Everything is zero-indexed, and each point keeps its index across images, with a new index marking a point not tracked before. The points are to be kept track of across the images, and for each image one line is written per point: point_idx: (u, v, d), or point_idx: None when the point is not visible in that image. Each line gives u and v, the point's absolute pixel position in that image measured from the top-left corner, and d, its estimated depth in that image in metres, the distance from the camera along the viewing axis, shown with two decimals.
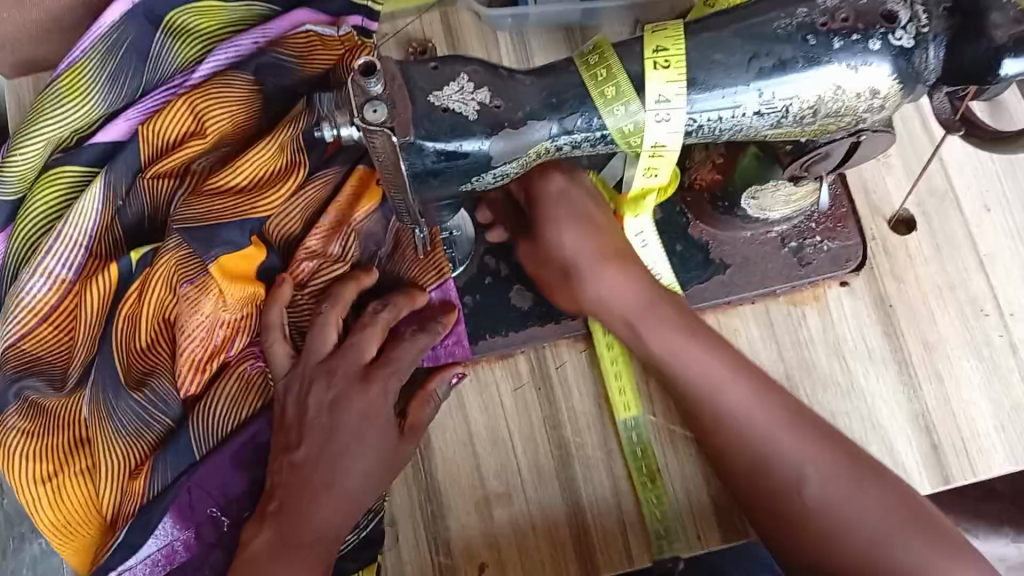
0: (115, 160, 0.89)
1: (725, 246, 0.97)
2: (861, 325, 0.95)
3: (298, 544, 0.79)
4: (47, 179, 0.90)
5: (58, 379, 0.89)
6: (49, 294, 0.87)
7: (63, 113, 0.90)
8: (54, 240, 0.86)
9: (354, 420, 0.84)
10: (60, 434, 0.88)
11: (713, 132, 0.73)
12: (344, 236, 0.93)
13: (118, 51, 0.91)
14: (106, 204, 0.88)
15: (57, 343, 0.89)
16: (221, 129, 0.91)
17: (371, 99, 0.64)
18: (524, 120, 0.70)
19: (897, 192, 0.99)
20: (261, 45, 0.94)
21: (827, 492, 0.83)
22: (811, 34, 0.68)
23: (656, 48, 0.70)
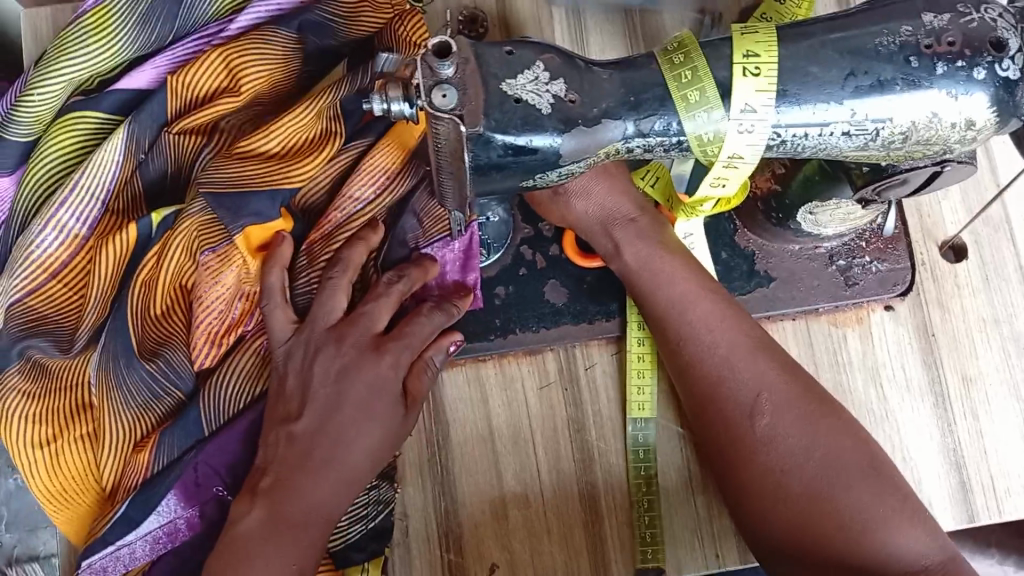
0: (141, 111, 0.83)
1: (772, 258, 0.93)
2: (901, 351, 0.93)
3: (290, 523, 0.75)
4: (62, 125, 0.84)
5: (63, 338, 0.84)
6: (60, 250, 0.81)
7: (87, 53, 0.84)
8: (67, 193, 0.80)
9: (361, 391, 0.80)
10: (62, 397, 0.84)
11: (796, 148, 0.69)
12: (377, 182, 0.85)
13: None
14: (127, 157, 0.83)
15: (68, 302, 0.83)
16: (256, 86, 0.86)
17: (441, 83, 0.60)
18: (599, 118, 0.65)
19: (953, 220, 0.96)
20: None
21: (784, 428, 0.77)
22: (914, 56, 0.64)
23: (746, 53, 0.65)
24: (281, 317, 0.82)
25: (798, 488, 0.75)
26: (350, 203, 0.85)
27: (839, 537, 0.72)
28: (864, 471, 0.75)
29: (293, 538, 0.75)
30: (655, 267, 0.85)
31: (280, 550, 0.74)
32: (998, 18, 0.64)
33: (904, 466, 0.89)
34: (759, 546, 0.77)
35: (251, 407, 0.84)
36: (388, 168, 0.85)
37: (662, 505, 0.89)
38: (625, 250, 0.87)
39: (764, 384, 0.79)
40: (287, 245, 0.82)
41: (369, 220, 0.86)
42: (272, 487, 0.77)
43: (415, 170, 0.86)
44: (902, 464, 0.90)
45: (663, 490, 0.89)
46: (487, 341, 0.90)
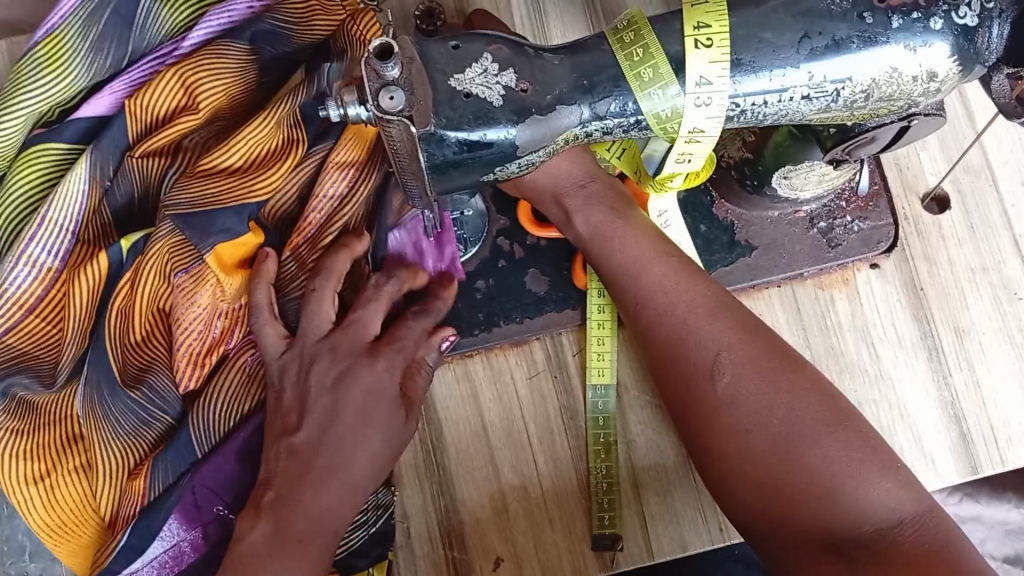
0: (101, 137, 0.83)
1: (752, 227, 0.92)
2: (890, 308, 0.92)
3: (297, 538, 0.74)
4: (26, 157, 0.84)
5: (47, 373, 0.84)
6: (34, 286, 0.81)
7: (41, 85, 0.83)
8: (37, 227, 0.80)
9: (359, 397, 0.79)
10: (51, 431, 0.83)
11: (757, 117, 0.67)
12: (344, 177, 0.85)
13: (100, 17, 0.84)
14: (92, 186, 0.82)
15: (47, 336, 0.83)
16: (214, 102, 0.85)
17: (388, 85, 0.59)
18: (553, 105, 0.64)
19: (932, 170, 0.94)
20: (256, 10, 0.87)
21: (746, 386, 0.73)
22: (868, 12, 0.62)
23: (697, 25, 0.64)
24: (269, 330, 0.82)
25: (760, 444, 0.70)
26: (325, 201, 0.85)
27: (807, 495, 0.68)
28: (827, 417, 0.71)
29: (300, 551, 0.74)
30: (618, 229, 0.84)
31: (289, 562, 0.73)
32: None
33: (903, 423, 0.89)
34: (732, 510, 0.73)
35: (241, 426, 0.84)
36: (355, 161, 0.85)
37: (662, 483, 0.89)
38: (576, 221, 0.85)
39: (719, 345, 0.75)
40: (271, 261, 0.82)
41: (349, 217, 0.86)
42: (278, 501, 0.76)
43: (380, 158, 0.86)
44: (900, 422, 0.89)
45: (660, 473, 0.89)
46: (472, 337, 0.90)
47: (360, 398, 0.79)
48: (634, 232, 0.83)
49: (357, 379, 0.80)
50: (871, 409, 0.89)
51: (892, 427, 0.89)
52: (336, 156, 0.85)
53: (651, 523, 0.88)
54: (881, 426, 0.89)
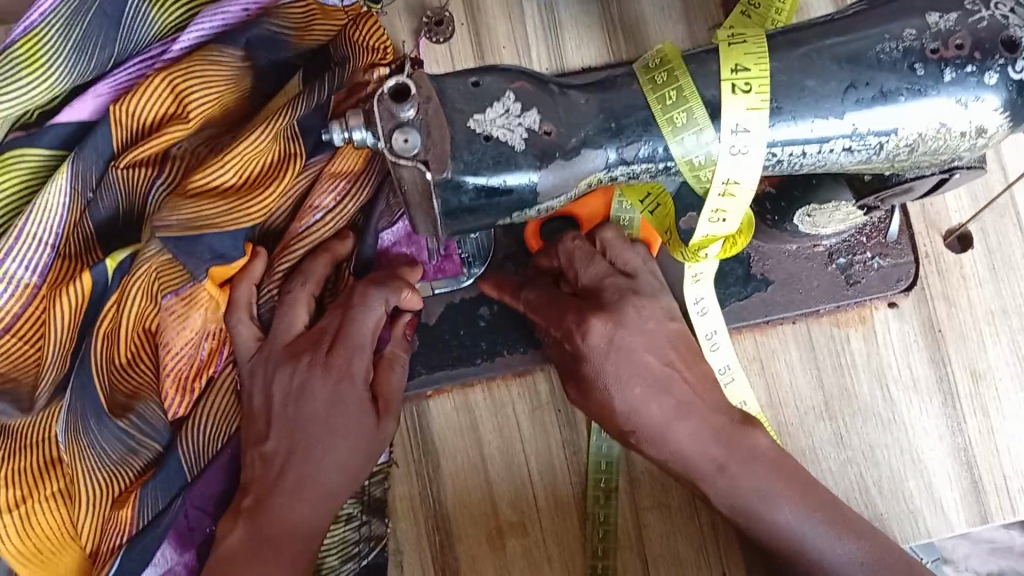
0: (83, 145, 0.76)
1: (768, 260, 0.87)
2: (907, 351, 0.89)
3: (274, 538, 0.71)
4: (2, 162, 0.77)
5: (25, 402, 0.77)
6: (11, 303, 0.75)
7: (21, 87, 0.76)
8: (13, 240, 0.74)
9: (322, 410, 0.74)
10: (27, 456, 0.79)
11: (793, 166, 0.63)
12: (338, 188, 0.80)
13: (84, 16, 0.77)
14: (73, 198, 0.76)
15: (25, 357, 0.78)
16: (205, 111, 0.80)
17: (402, 125, 0.54)
18: (577, 149, 0.59)
19: (957, 208, 0.91)
20: (253, 13, 0.80)
21: (732, 487, 0.73)
22: (919, 63, 0.58)
23: (735, 67, 0.59)
24: (247, 330, 0.78)
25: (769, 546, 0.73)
26: (315, 212, 0.80)
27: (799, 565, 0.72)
28: (835, 525, 0.72)
29: (275, 553, 0.70)
30: (636, 305, 0.75)
31: (268, 564, 0.69)
32: (1009, 14, 0.58)
33: (914, 469, 0.86)
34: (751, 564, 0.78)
35: (223, 449, 0.80)
36: (351, 172, 0.80)
37: (666, 521, 0.86)
38: (582, 270, 0.77)
39: (734, 460, 0.73)
40: (260, 262, 0.78)
41: (334, 230, 0.81)
42: (256, 507, 0.72)
43: (377, 172, 0.81)
44: (911, 468, 0.86)
45: (664, 512, 0.86)
46: (473, 366, 0.86)
47: (321, 408, 0.74)
48: (659, 319, 0.76)
49: (326, 390, 0.74)
50: (883, 454, 0.87)
51: (903, 472, 0.86)
52: (331, 167, 0.80)
53: (652, 564, 0.85)
54: (890, 473, 0.86)
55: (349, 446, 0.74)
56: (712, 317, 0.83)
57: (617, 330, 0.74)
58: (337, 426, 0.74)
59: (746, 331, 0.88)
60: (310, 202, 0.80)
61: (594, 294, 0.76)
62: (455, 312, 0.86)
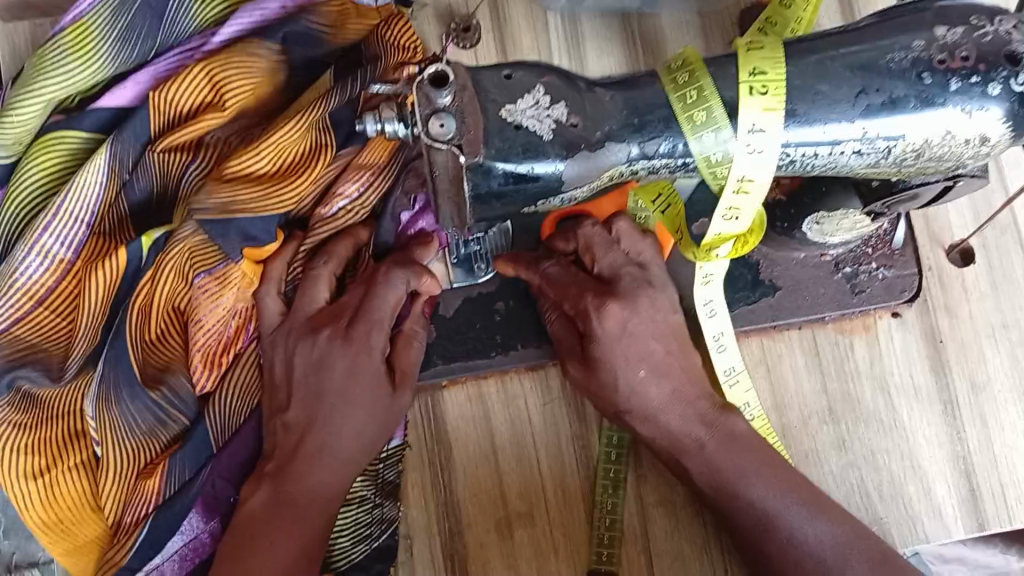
0: (123, 128, 0.80)
1: (777, 266, 0.90)
2: (908, 360, 0.91)
3: (293, 502, 0.74)
4: (43, 145, 0.81)
5: (55, 368, 0.81)
6: (44, 276, 0.78)
7: (66, 71, 0.81)
8: (51, 216, 0.77)
9: (340, 380, 0.77)
10: (55, 426, 0.82)
11: (805, 167, 0.67)
12: (365, 178, 0.83)
13: (130, 7, 0.81)
14: (111, 177, 0.80)
15: (56, 330, 0.81)
16: (240, 101, 0.83)
17: (438, 112, 0.58)
18: (601, 142, 0.62)
19: (960, 224, 0.94)
20: (290, 10, 0.85)
21: (714, 464, 0.76)
22: (927, 72, 0.62)
23: (753, 71, 0.63)
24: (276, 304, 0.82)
25: (747, 524, 0.75)
26: (342, 200, 0.83)
27: (767, 543, 0.74)
28: (810, 505, 0.75)
29: (297, 514, 0.74)
30: (650, 295, 0.79)
31: (284, 527, 0.73)
32: (1012, 29, 0.62)
33: (914, 474, 0.88)
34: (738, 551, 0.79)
35: (245, 421, 0.83)
36: (377, 163, 0.83)
37: (670, 517, 0.88)
38: (601, 254, 0.79)
39: (725, 444, 0.76)
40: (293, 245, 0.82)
41: (357, 219, 0.84)
42: (278, 472, 0.75)
43: (404, 163, 0.83)
44: (910, 474, 0.88)
45: (667, 508, 0.88)
46: (488, 358, 0.88)
47: (339, 380, 0.77)
48: (666, 311, 0.79)
49: (336, 363, 0.77)
50: (883, 459, 0.89)
51: (902, 478, 0.88)
52: (359, 158, 0.83)
53: (656, 558, 0.87)
54: (890, 479, 0.88)
55: (366, 415, 0.77)
56: (720, 320, 0.86)
57: (631, 316, 0.77)
58: (354, 397, 0.77)
59: (754, 334, 0.91)
60: (338, 190, 0.83)
61: (611, 281, 0.78)
62: (472, 305, 0.89)
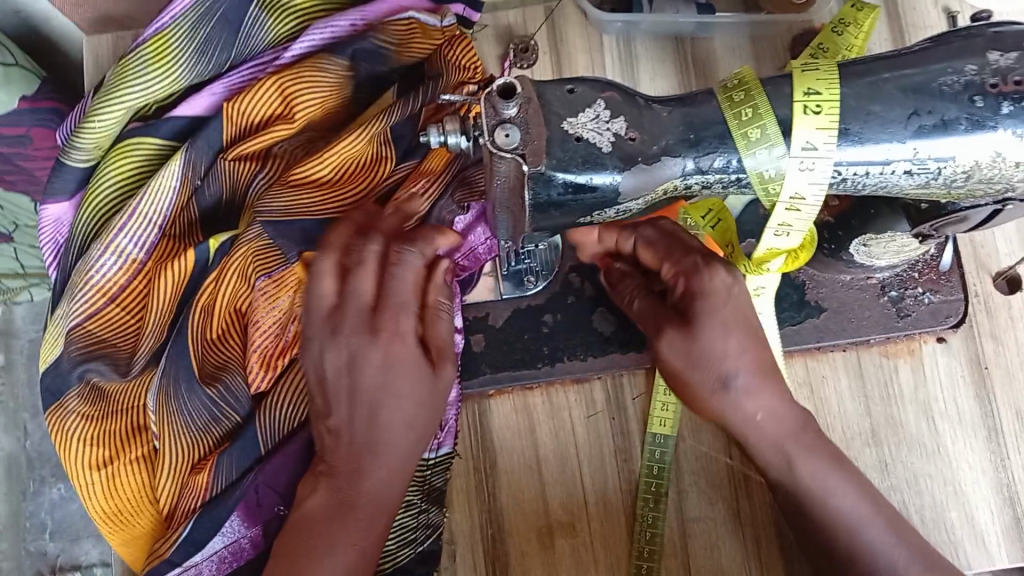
0: (197, 137, 0.85)
1: (822, 288, 0.91)
2: (953, 385, 0.91)
3: (347, 506, 0.71)
4: (120, 151, 0.86)
5: (121, 362, 0.86)
6: (117, 274, 0.84)
7: (146, 80, 0.85)
8: (127, 219, 0.83)
9: (375, 373, 0.70)
10: (119, 420, 0.85)
11: (856, 186, 0.68)
12: (423, 184, 0.86)
13: (209, 20, 0.86)
14: (183, 184, 0.85)
15: (125, 325, 0.86)
16: (309, 113, 0.87)
17: (504, 123, 0.60)
18: (658, 155, 0.65)
19: (1007, 251, 0.95)
20: (359, 29, 0.89)
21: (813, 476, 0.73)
22: (979, 95, 0.63)
23: (808, 91, 0.65)
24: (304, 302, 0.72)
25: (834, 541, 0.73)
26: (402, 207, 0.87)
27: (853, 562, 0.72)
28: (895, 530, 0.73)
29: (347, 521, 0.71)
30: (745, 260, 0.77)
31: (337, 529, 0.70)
32: None
33: (958, 500, 0.88)
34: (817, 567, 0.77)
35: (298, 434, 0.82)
36: (434, 172, 0.87)
37: (711, 534, 0.88)
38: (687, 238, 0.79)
39: (800, 452, 0.73)
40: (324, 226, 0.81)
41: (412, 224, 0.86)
42: (331, 473, 0.73)
43: (458, 172, 0.87)
44: (954, 500, 0.88)
45: (708, 526, 0.88)
46: (534, 370, 0.90)
47: (375, 375, 0.70)
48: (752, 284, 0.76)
49: (368, 356, 0.70)
50: (926, 483, 0.88)
51: (945, 503, 0.88)
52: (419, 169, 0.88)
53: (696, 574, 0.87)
54: (934, 503, 0.88)
55: (413, 405, 0.71)
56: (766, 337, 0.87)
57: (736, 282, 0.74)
58: (396, 387, 0.70)
59: (798, 354, 0.92)
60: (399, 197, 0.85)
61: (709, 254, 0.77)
62: (520, 317, 0.91)
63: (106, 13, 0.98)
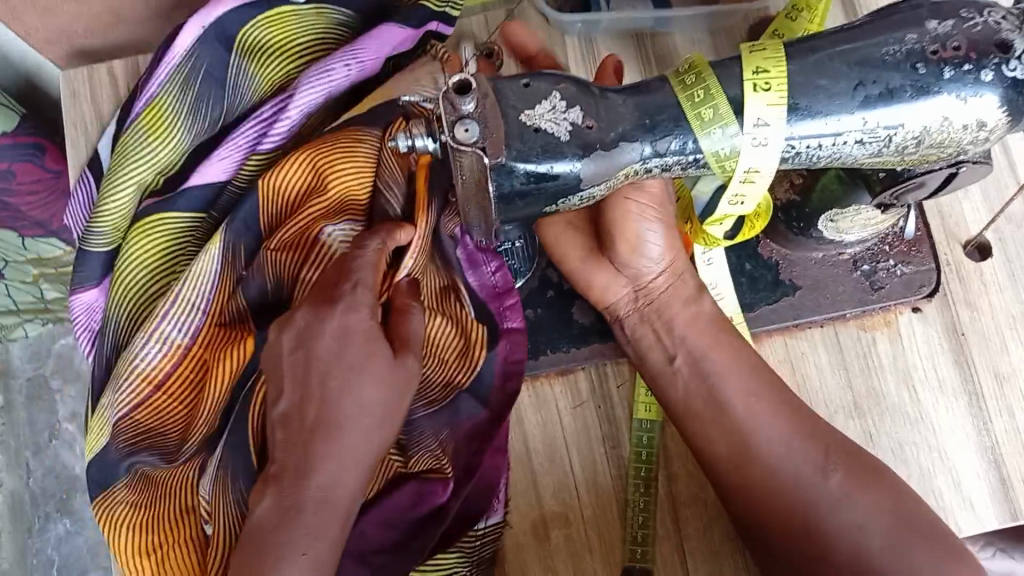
0: (234, 217, 0.84)
1: (796, 266, 0.93)
2: (931, 353, 0.93)
3: (299, 507, 0.69)
4: (145, 226, 0.86)
5: (170, 450, 0.84)
6: (162, 361, 0.81)
7: (148, 153, 0.87)
8: (170, 304, 0.81)
9: (331, 347, 0.72)
10: (167, 503, 0.82)
11: (810, 159, 0.70)
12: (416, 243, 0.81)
13: (195, 78, 0.88)
14: (224, 273, 0.83)
15: (174, 413, 0.83)
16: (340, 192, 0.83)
17: (463, 118, 0.62)
18: (615, 142, 0.67)
19: (974, 219, 0.96)
20: (353, 70, 0.89)
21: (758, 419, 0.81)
22: (921, 62, 0.65)
23: (756, 69, 0.67)
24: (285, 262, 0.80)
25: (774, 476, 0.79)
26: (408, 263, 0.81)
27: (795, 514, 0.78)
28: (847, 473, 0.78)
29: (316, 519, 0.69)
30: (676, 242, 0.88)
31: (310, 529, 0.69)
32: (1001, 20, 0.65)
33: (942, 466, 0.89)
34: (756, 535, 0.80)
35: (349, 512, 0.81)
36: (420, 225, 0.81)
37: (702, 515, 0.90)
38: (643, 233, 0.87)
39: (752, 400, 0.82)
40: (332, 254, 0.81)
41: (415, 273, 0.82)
42: (279, 474, 0.71)
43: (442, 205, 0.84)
44: (940, 466, 0.89)
45: (700, 506, 0.90)
46: None
47: (331, 345, 0.72)
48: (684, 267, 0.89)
49: (324, 327, 0.73)
50: (912, 451, 0.90)
51: (932, 469, 0.89)
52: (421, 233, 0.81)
53: (689, 556, 0.88)
54: (921, 471, 0.89)
55: (373, 378, 0.73)
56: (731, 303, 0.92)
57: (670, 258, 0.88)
58: (353, 359, 0.72)
59: (776, 333, 0.93)
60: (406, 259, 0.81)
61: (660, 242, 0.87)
62: None
63: (78, 48, 1.05)
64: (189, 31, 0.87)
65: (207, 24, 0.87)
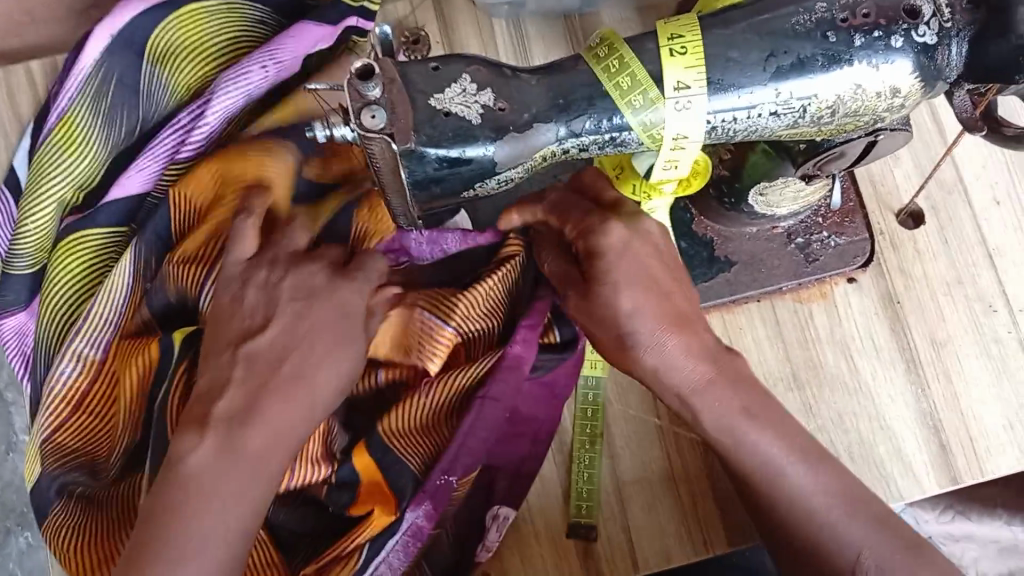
0: (144, 230, 0.83)
1: (731, 242, 0.93)
2: (868, 322, 0.93)
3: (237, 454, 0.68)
4: (68, 245, 0.84)
5: (100, 466, 0.82)
6: (79, 378, 0.80)
7: (64, 170, 0.85)
8: (83, 322, 0.80)
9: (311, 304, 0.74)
10: (104, 521, 0.79)
11: (727, 133, 0.70)
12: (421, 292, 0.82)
13: (107, 90, 0.85)
14: (134, 284, 0.83)
15: (98, 430, 0.82)
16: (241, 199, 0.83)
17: (370, 104, 0.61)
18: (530, 123, 0.66)
19: (907, 187, 0.97)
20: (270, 74, 0.86)
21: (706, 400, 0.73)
22: (831, 31, 0.65)
23: (671, 36, 0.67)
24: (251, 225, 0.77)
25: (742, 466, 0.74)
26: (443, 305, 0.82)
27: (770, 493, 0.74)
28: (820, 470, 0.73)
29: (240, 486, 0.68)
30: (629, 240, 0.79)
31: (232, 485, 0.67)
32: None
33: (883, 434, 0.90)
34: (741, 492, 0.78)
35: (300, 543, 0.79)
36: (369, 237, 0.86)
37: (647, 495, 0.89)
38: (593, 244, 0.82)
39: (715, 399, 0.73)
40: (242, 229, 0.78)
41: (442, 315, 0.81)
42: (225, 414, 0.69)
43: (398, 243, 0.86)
44: (880, 435, 0.90)
45: (646, 484, 0.89)
46: None
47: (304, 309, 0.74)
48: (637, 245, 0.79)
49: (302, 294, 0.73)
50: (852, 421, 0.90)
51: (873, 439, 0.90)
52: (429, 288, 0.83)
53: (636, 537, 0.88)
54: (860, 439, 0.90)
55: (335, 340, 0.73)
56: None
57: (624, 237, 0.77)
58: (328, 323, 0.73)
59: (714, 310, 0.94)
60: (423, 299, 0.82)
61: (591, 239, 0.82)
62: None
63: None
64: (97, 39, 0.83)
65: (114, 32, 0.84)
